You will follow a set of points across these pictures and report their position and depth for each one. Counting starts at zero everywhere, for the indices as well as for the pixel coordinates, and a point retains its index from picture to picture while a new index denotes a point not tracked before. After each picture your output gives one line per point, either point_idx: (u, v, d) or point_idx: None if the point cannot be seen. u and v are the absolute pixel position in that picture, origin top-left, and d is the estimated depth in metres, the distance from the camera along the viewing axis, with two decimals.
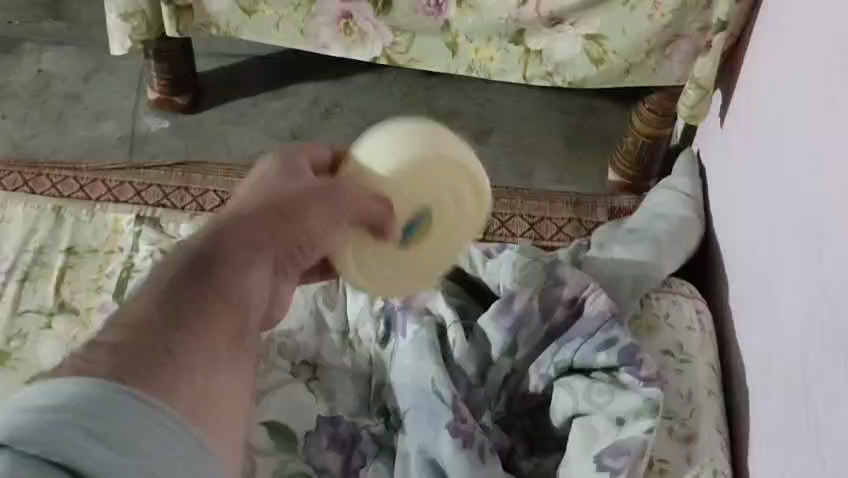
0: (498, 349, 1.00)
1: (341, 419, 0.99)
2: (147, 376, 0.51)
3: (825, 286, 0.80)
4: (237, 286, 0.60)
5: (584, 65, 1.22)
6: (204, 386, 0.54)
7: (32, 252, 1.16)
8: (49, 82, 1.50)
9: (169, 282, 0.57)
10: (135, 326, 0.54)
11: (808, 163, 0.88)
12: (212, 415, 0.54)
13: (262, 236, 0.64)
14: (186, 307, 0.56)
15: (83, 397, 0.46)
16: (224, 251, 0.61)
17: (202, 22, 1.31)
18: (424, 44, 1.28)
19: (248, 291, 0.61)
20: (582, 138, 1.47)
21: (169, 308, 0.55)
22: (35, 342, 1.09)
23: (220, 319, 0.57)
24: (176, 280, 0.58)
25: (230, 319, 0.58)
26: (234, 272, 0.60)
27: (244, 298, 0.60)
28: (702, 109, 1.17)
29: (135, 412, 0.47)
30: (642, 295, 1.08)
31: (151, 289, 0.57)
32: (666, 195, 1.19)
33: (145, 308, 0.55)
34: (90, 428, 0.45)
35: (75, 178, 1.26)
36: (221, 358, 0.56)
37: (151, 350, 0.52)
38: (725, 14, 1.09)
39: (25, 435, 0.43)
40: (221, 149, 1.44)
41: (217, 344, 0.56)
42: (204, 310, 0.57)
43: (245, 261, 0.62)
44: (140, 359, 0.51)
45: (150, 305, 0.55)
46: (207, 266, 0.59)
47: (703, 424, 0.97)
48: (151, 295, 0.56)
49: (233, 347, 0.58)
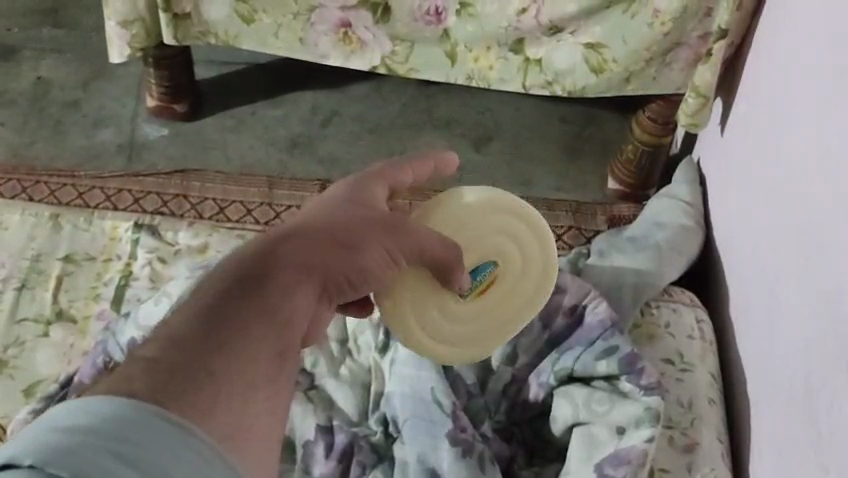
0: (498, 356, 1.01)
1: (338, 427, 0.98)
2: (185, 398, 0.43)
3: (825, 295, 0.80)
4: (286, 304, 0.51)
5: (584, 73, 1.22)
6: (247, 400, 0.46)
7: (30, 261, 1.15)
8: (48, 90, 1.50)
9: (220, 292, 0.49)
10: (179, 339, 0.46)
11: (809, 171, 0.88)
12: (251, 437, 0.46)
13: (318, 255, 0.56)
14: (234, 323, 0.48)
15: (112, 417, 0.39)
16: (278, 261, 0.53)
17: (200, 31, 1.31)
18: (424, 53, 1.28)
19: (298, 311, 0.52)
20: (582, 146, 1.47)
21: (218, 323, 0.47)
22: (31, 350, 1.08)
23: (268, 339, 0.49)
24: (227, 290, 0.49)
25: (278, 339, 0.49)
26: (283, 289, 0.51)
27: (293, 318, 0.51)
28: (702, 117, 1.17)
29: (173, 440, 0.39)
30: (642, 303, 1.08)
31: (197, 299, 0.49)
32: (667, 205, 1.19)
33: (192, 322, 0.47)
34: (120, 450, 0.37)
35: (73, 186, 1.27)
36: (264, 377, 0.47)
37: (177, 375, 0.43)
38: (725, 23, 1.09)
39: (53, 457, 0.36)
40: (220, 156, 1.43)
41: (264, 367, 0.48)
42: (254, 327, 0.48)
43: (296, 274, 0.53)
44: (176, 376, 0.43)
45: (197, 319, 0.47)
46: (262, 281, 0.51)
47: (705, 434, 0.96)
48: (200, 303, 0.49)
49: (279, 372, 0.49)
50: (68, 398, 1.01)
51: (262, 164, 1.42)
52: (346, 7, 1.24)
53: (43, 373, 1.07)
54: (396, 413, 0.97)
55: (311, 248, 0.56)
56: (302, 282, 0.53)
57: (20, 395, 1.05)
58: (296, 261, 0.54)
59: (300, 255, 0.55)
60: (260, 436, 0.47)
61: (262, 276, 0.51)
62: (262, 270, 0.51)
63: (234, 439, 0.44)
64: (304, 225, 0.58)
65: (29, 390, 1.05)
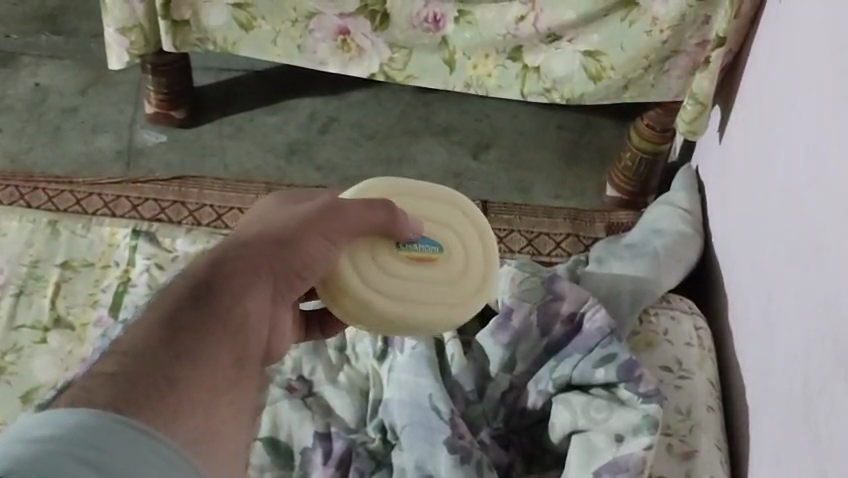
0: (498, 364, 1.00)
1: (337, 434, 0.98)
2: (154, 405, 0.47)
3: (825, 302, 0.80)
4: (235, 312, 0.57)
5: (583, 81, 1.22)
6: (209, 400, 0.52)
7: (27, 267, 1.15)
8: (46, 96, 1.50)
9: (170, 311, 0.54)
10: (138, 353, 0.50)
11: (809, 177, 0.88)
12: (216, 436, 0.52)
13: (256, 262, 0.62)
14: (188, 336, 0.53)
15: (78, 428, 0.41)
16: (222, 276, 0.59)
17: (199, 38, 1.31)
18: (422, 61, 1.28)
19: (243, 317, 0.58)
20: (580, 153, 1.47)
21: (172, 337, 0.52)
22: (28, 357, 1.08)
23: (221, 344, 0.55)
24: (180, 308, 0.55)
25: (231, 346, 0.56)
26: (230, 300, 0.58)
27: (238, 324, 0.57)
28: (700, 124, 1.18)
29: (135, 447, 0.42)
30: (641, 311, 1.08)
31: (150, 315, 0.54)
32: (666, 212, 1.20)
33: (148, 335, 0.52)
34: (88, 457, 0.39)
35: (71, 192, 1.26)
36: (223, 382, 0.54)
37: (142, 383, 0.48)
38: (724, 31, 1.09)
39: (22, 462, 0.38)
40: (218, 163, 1.43)
41: (221, 374, 0.54)
42: (208, 337, 0.54)
43: (239, 286, 0.59)
44: (139, 386, 0.48)
45: (152, 333, 0.52)
46: (209, 294, 0.57)
47: (703, 442, 0.96)
48: (152, 322, 0.53)
49: (234, 374, 0.55)
50: None
51: (260, 171, 1.42)
52: (345, 14, 1.24)
53: (40, 380, 1.06)
54: (395, 420, 0.97)
55: (250, 261, 0.62)
56: (244, 290, 0.60)
57: (17, 402, 1.05)
58: (236, 272, 0.60)
59: (240, 267, 0.61)
60: (224, 435, 0.53)
61: (209, 290, 0.57)
62: (206, 286, 0.57)
63: (200, 439, 0.50)
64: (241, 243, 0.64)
65: (27, 396, 1.05)
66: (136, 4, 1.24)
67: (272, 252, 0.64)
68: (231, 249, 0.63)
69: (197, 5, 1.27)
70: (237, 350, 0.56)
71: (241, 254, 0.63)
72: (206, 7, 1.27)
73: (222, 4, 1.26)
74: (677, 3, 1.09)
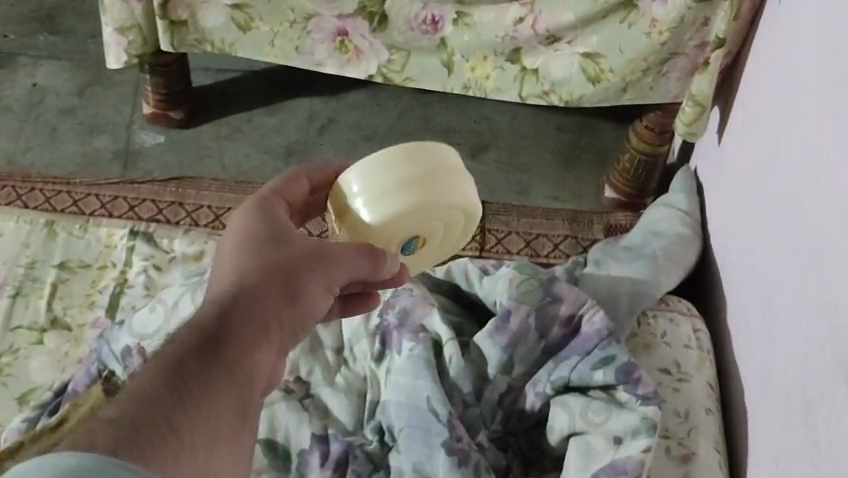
0: (494, 366, 1.00)
1: (333, 436, 0.98)
2: (154, 457, 0.47)
3: (826, 306, 0.79)
4: (242, 360, 0.58)
5: (581, 83, 1.22)
6: (207, 449, 0.53)
7: (24, 268, 1.15)
8: (43, 96, 1.49)
9: (174, 361, 0.54)
10: (145, 398, 0.51)
11: (809, 179, 0.87)
12: None
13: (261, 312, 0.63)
14: (192, 383, 0.54)
15: (77, 470, 0.38)
16: (230, 324, 0.60)
17: (197, 38, 1.30)
18: (419, 63, 1.28)
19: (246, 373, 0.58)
20: (579, 155, 1.47)
21: (176, 389, 0.52)
22: (24, 359, 1.07)
23: (225, 393, 0.55)
24: (185, 353, 0.55)
25: (235, 395, 0.56)
26: (236, 348, 0.59)
27: (244, 373, 0.58)
28: (699, 126, 1.18)
29: None
30: (639, 314, 1.08)
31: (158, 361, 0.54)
32: (664, 214, 1.20)
33: (154, 380, 0.52)
34: None
35: (68, 193, 1.26)
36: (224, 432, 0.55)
37: (149, 427, 0.48)
38: (724, 32, 1.09)
39: None
40: (215, 165, 1.42)
41: (223, 421, 0.55)
42: (211, 385, 0.55)
43: (247, 341, 0.60)
44: (147, 430, 0.48)
45: (159, 379, 0.52)
46: (217, 343, 0.58)
47: (701, 445, 0.96)
48: (157, 367, 0.54)
49: (234, 424, 0.56)
50: (61, 407, 1.00)
51: (257, 172, 1.41)
52: (344, 16, 1.24)
53: (37, 381, 1.06)
54: (392, 422, 0.97)
55: (256, 309, 0.63)
56: (252, 339, 0.60)
57: (13, 403, 1.04)
58: (243, 325, 0.61)
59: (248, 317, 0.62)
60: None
61: (217, 339, 0.58)
62: (215, 335, 0.58)
63: None
64: (247, 287, 0.64)
65: (23, 398, 1.05)
66: (134, 5, 1.24)
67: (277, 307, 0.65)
68: (239, 298, 0.63)
69: (195, 6, 1.27)
70: (241, 398, 0.57)
71: (250, 306, 0.63)
72: (205, 8, 1.27)
73: (220, 5, 1.26)
74: (676, 6, 1.09)
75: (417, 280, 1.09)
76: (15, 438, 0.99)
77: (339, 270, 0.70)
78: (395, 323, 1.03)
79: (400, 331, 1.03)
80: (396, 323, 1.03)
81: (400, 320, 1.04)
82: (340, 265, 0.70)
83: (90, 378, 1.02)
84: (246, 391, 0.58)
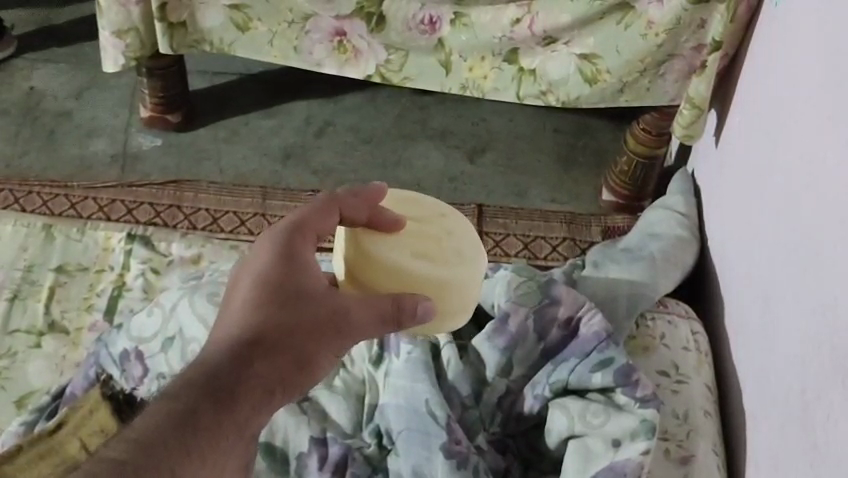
0: (492, 370, 1.00)
1: (333, 439, 0.97)
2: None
3: (826, 307, 0.79)
4: (244, 415, 0.66)
5: (578, 83, 1.22)
6: None
7: (22, 271, 1.15)
8: (41, 99, 1.49)
9: (182, 408, 0.63)
10: (148, 442, 0.60)
11: (809, 179, 0.87)
12: None
13: (275, 362, 0.69)
14: (197, 434, 0.62)
15: None
16: (241, 375, 0.67)
17: (194, 39, 1.30)
18: (417, 64, 1.28)
19: (248, 426, 0.66)
20: (576, 157, 1.47)
21: (180, 440, 0.61)
22: (22, 363, 1.07)
23: (224, 446, 0.64)
24: (195, 402, 0.63)
25: (233, 446, 0.65)
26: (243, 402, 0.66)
27: (245, 427, 0.66)
28: (697, 128, 1.18)
29: None
30: (638, 315, 1.07)
31: (169, 405, 0.63)
32: (662, 216, 1.20)
33: (162, 425, 0.61)
34: None
35: (65, 196, 1.26)
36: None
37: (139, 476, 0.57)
38: (720, 35, 1.09)
39: None
40: (213, 167, 1.42)
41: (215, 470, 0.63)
42: (213, 438, 0.63)
43: (258, 398, 0.67)
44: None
45: (166, 424, 0.61)
46: (225, 396, 0.65)
47: (700, 447, 0.96)
48: (167, 411, 0.63)
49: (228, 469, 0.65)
50: (59, 411, 1.00)
51: (255, 174, 1.41)
52: (342, 17, 1.24)
53: (34, 385, 1.06)
54: (390, 425, 0.97)
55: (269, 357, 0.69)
56: (260, 391, 0.67)
57: (11, 407, 1.04)
58: (256, 381, 0.67)
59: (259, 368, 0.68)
60: None
61: (226, 392, 0.65)
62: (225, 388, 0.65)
63: None
64: (266, 334, 0.70)
65: (21, 401, 1.05)
66: (132, 6, 1.24)
67: (294, 362, 0.71)
68: (260, 349, 0.69)
69: (193, 6, 1.27)
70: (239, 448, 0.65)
71: (268, 361, 0.69)
72: (203, 8, 1.27)
73: (218, 6, 1.26)
74: (672, 8, 1.09)
75: None
76: (13, 442, 0.99)
77: (357, 333, 0.74)
78: None
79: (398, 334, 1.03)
80: None
81: None
82: (358, 330, 0.74)
83: (88, 382, 1.02)
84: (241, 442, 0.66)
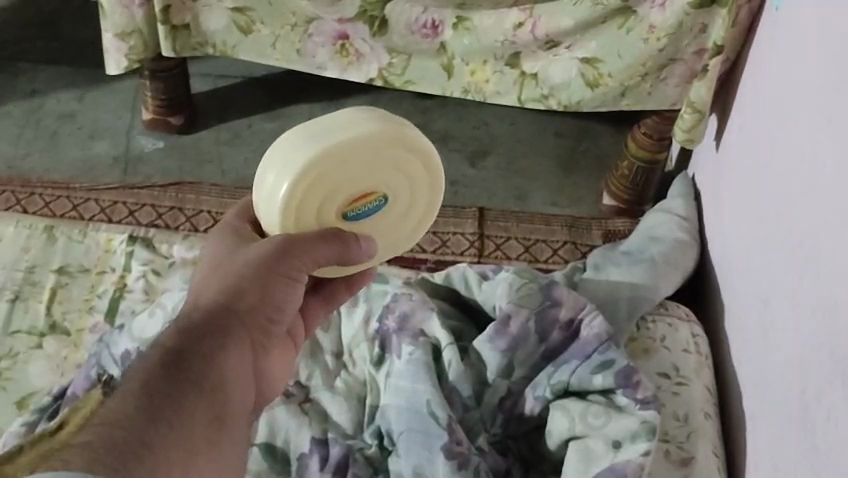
0: (494, 371, 1.00)
1: (333, 440, 0.98)
2: (136, 467, 0.50)
3: (825, 309, 0.79)
4: (208, 374, 0.62)
5: (579, 88, 1.22)
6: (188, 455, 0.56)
7: (23, 272, 1.15)
8: (43, 101, 1.50)
9: (147, 379, 0.58)
10: (123, 417, 0.53)
11: (809, 182, 0.87)
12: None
13: (224, 326, 0.67)
14: (168, 398, 0.57)
15: None
16: (193, 344, 0.64)
17: (198, 41, 1.31)
18: (418, 68, 1.28)
19: (217, 383, 0.63)
20: (577, 161, 1.47)
21: (148, 404, 0.55)
22: (24, 363, 1.07)
23: (200, 405, 0.59)
24: (159, 371, 0.59)
25: (209, 405, 0.60)
26: (203, 364, 0.62)
27: (213, 385, 0.62)
28: (698, 133, 1.18)
29: None
30: (638, 317, 1.08)
31: (135, 379, 0.58)
32: (663, 220, 1.20)
33: (130, 400, 0.55)
34: None
35: (67, 198, 1.26)
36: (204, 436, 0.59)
37: (127, 448, 0.51)
38: (721, 39, 1.09)
39: None
40: (215, 170, 1.42)
41: (199, 432, 0.58)
42: (186, 399, 0.58)
43: (210, 349, 0.64)
44: (123, 450, 0.51)
45: (134, 398, 0.55)
46: (182, 360, 0.61)
47: (699, 450, 0.96)
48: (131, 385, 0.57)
49: (214, 429, 0.60)
50: (60, 411, 1.00)
51: None
52: (344, 20, 1.24)
53: (36, 386, 1.06)
54: (391, 425, 0.97)
55: (217, 324, 0.67)
56: (216, 352, 0.64)
57: (12, 408, 1.04)
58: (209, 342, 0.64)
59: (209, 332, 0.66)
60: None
61: (181, 357, 0.61)
62: (180, 354, 0.62)
63: None
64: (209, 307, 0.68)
65: (22, 402, 1.05)
66: (136, 8, 1.25)
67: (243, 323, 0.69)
68: (199, 315, 0.67)
69: (196, 9, 1.27)
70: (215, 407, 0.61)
71: (210, 320, 0.67)
72: (206, 12, 1.27)
73: (221, 9, 1.27)
74: (674, 11, 1.10)
75: (416, 286, 1.09)
76: (13, 441, 0.99)
77: (307, 257, 0.72)
78: (394, 327, 1.04)
79: (399, 335, 1.03)
80: (395, 328, 1.04)
81: (399, 323, 1.04)
82: (302, 257, 0.71)
83: (88, 382, 1.02)
84: (216, 395, 0.62)
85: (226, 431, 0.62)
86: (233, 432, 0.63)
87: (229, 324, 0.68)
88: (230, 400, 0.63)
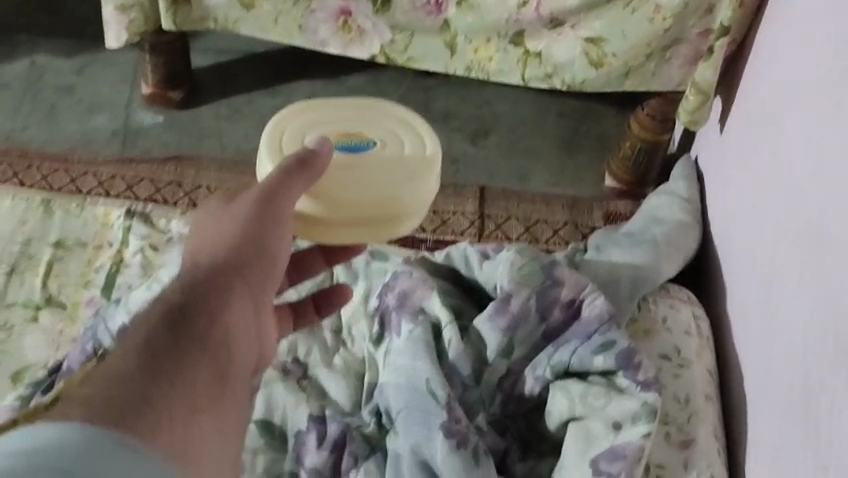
0: (494, 349, 0.99)
1: (332, 417, 0.97)
2: (135, 424, 0.49)
3: (828, 295, 0.78)
4: (210, 332, 0.60)
5: (583, 67, 1.20)
6: (191, 413, 0.54)
7: (20, 245, 1.14)
8: (42, 74, 1.48)
9: (145, 339, 0.56)
10: (119, 377, 0.52)
11: (813, 167, 0.86)
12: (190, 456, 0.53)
13: (226, 286, 0.66)
14: (167, 359, 0.55)
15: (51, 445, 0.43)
16: (193, 301, 0.62)
17: (201, 15, 1.29)
18: (422, 45, 1.27)
19: (221, 343, 0.61)
20: (580, 142, 1.46)
21: (146, 363, 0.54)
22: (19, 336, 1.07)
23: (203, 364, 0.58)
24: (158, 330, 0.57)
25: (211, 364, 0.59)
26: (204, 321, 0.61)
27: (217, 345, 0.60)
28: (702, 114, 1.15)
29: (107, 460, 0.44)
30: (640, 297, 1.07)
31: (134, 340, 0.56)
32: (666, 202, 1.19)
33: (125, 361, 0.53)
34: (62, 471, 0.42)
35: (65, 171, 1.26)
36: (206, 397, 0.57)
37: (125, 409, 0.49)
38: (728, 20, 1.08)
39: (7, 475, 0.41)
40: (214, 145, 1.41)
41: (201, 391, 0.56)
42: (187, 357, 0.57)
43: (213, 307, 0.62)
44: (123, 408, 0.49)
45: (130, 356, 0.54)
46: (181, 318, 0.59)
47: (700, 431, 0.96)
48: (130, 345, 0.55)
49: (218, 391, 0.59)
50: (55, 384, 1.00)
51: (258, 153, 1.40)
52: None
53: (30, 359, 1.05)
54: (390, 404, 0.97)
55: (218, 284, 0.65)
56: (218, 312, 0.63)
57: (6, 380, 1.04)
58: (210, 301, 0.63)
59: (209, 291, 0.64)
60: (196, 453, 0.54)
61: (180, 315, 0.60)
62: (180, 314, 0.60)
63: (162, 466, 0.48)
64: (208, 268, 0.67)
65: (17, 375, 1.04)
66: None
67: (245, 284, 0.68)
68: (196, 275, 0.66)
69: None
70: (219, 367, 0.60)
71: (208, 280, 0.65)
72: None
73: None
74: None
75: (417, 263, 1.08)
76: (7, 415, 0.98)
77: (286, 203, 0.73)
78: (395, 304, 1.03)
79: (400, 312, 1.02)
80: (395, 305, 1.03)
81: (399, 302, 1.03)
82: (284, 205, 0.72)
83: (84, 356, 1.01)
84: (220, 354, 0.60)
85: (229, 389, 0.61)
86: (236, 395, 0.61)
87: (230, 284, 0.66)
88: (235, 359, 0.62)
